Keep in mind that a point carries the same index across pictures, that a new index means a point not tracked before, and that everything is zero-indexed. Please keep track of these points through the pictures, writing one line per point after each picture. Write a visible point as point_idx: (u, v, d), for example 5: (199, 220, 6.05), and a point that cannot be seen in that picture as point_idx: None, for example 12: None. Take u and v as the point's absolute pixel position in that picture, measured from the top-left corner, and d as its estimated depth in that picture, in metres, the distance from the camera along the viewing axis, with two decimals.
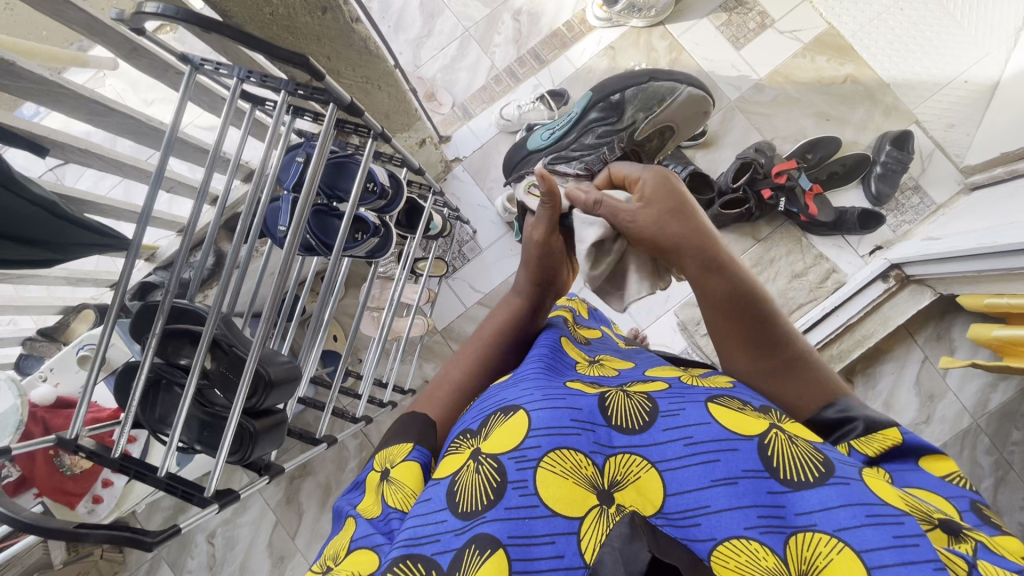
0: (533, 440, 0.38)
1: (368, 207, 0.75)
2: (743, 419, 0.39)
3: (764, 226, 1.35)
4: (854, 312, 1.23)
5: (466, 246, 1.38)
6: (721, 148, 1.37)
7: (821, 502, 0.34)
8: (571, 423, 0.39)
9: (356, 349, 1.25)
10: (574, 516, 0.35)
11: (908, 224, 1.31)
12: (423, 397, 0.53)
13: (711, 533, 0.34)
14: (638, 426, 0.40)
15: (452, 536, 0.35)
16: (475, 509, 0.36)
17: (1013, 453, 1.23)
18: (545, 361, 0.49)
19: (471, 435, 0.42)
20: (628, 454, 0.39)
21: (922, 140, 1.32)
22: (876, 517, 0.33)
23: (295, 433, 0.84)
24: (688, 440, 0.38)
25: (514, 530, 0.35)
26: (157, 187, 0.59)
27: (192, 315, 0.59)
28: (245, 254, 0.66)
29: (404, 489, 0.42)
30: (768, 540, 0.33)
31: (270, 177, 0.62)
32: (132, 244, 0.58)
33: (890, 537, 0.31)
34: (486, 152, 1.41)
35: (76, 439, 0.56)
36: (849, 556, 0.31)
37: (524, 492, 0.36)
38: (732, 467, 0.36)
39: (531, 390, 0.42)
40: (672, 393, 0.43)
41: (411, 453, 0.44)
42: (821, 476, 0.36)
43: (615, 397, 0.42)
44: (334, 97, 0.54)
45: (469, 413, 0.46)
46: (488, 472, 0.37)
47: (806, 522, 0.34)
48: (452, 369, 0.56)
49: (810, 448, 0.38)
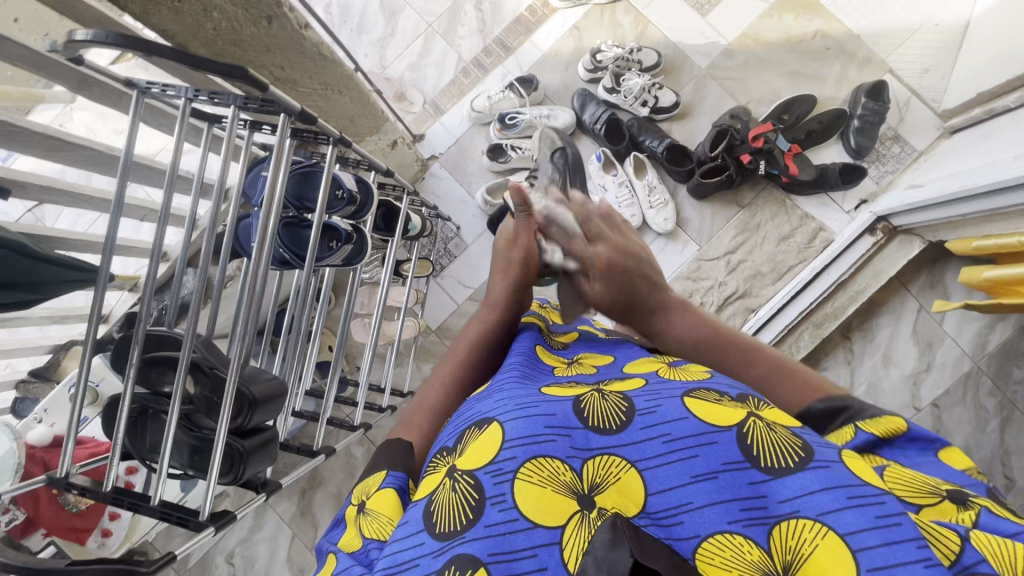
0: (508, 451, 0.38)
1: (339, 215, 0.74)
2: (720, 409, 0.39)
3: (746, 191, 1.34)
4: (846, 267, 1.23)
5: (451, 243, 1.37)
6: (697, 117, 1.35)
7: (802, 488, 0.34)
8: (546, 430, 0.38)
9: (352, 357, 1.25)
10: (554, 526, 0.35)
11: (891, 174, 1.30)
12: (402, 423, 0.53)
13: (695, 531, 0.34)
14: (615, 425, 0.40)
15: (430, 558, 0.35)
16: (454, 529, 0.36)
17: (1016, 392, 1.23)
18: (519, 370, 0.49)
19: (448, 454, 0.41)
20: (606, 454, 0.38)
21: (897, 88, 1.30)
22: (857, 499, 0.33)
23: (293, 448, 0.83)
24: (666, 437, 0.38)
25: (495, 547, 0.34)
26: (118, 215, 0.58)
27: (170, 342, 0.58)
28: (222, 276, 0.65)
29: (380, 518, 0.41)
30: (752, 533, 0.33)
31: (234, 191, 0.60)
32: (100, 274, 0.58)
33: (872, 519, 0.31)
34: (462, 146, 1.40)
35: (66, 477, 0.56)
36: (834, 541, 0.31)
37: (503, 506, 0.36)
38: (710, 461, 0.36)
39: (505, 401, 0.42)
40: (648, 391, 0.43)
41: (385, 480, 0.44)
42: (800, 461, 0.35)
43: (590, 399, 0.42)
44: (283, 106, 0.53)
45: (445, 431, 0.46)
46: (465, 489, 0.37)
47: (789, 510, 0.34)
48: (426, 397, 0.56)
49: (787, 434, 0.37)
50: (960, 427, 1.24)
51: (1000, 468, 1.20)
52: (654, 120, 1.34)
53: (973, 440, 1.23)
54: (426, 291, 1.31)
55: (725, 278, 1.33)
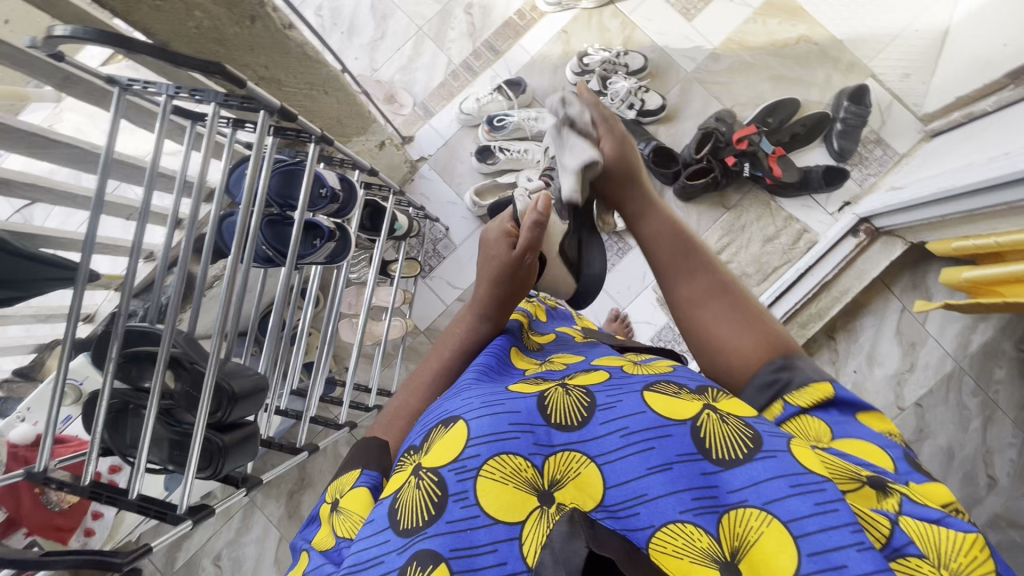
0: (472, 449, 0.38)
1: (322, 213, 0.75)
2: (676, 403, 0.41)
3: (732, 193, 1.35)
4: (829, 269, 1.24)
5: (440, 244, 1.38)
6: (683, 120, 1.37)
7: (749, 478, 0.35)
8: (509, 426, 0.39)
9: (340, 357, 1.25)
10: (514, 521, 0.36)
11: (874, 176, 1.31)
12: (381, 422, 0.55)
13: (650, 520, 0.35)
14: (576, 421, 0.41)
15: (395, 555, 0.36)
16: (417, 526, 0.37)
17: (998, 391, 1.24)
18: (488, 369, 0.50)
19: (416, 452, 0.42)
20: (568, 451, 0.39)
21: (880, 92, 1.32)
22: (800, 486, 0.34)
23: (276, 446, 0.83)
24: (624, 431, 0.39)
25: (456, 543, 0.35)
26: (99, 211, 0.58)
27: (149, 336, 0.59)
28: (204, 274, 0.65)
29: (349, 518, 0.42)
30: (702, 522, 0.34)
31: (218, 188, 0.61)
32: (81, 270, 0.58)
33: (813, 505, 0.33)
34: (452, 148, 1.41)
35: (44, 471, 0.56)
36: (778, 528, 0.33)
37: (466, 504, 0.37)
38: (666, 453, 0.37)
39: (471, 399, 0.43)
40: (610, 386, 0.44)
41: (359, 479, 0.45)
42: (750, 452, 0.37)
43: (553, 395, 0.43)
44: (263, 103, 0.53)
45: (415, 429, 0.46)
46: (429, 486, 0.38)
47: (738, 499, 0.35)
48: (407, 397, 0.58)
49: (740, 425, 0.39)
50: (943, 426, 1.25)
51: (982, 467, 1.22)
52: (641, 123, 1.36)
53: (956, 439, 1.24)
54: (414, 292, 1.32)
55: None
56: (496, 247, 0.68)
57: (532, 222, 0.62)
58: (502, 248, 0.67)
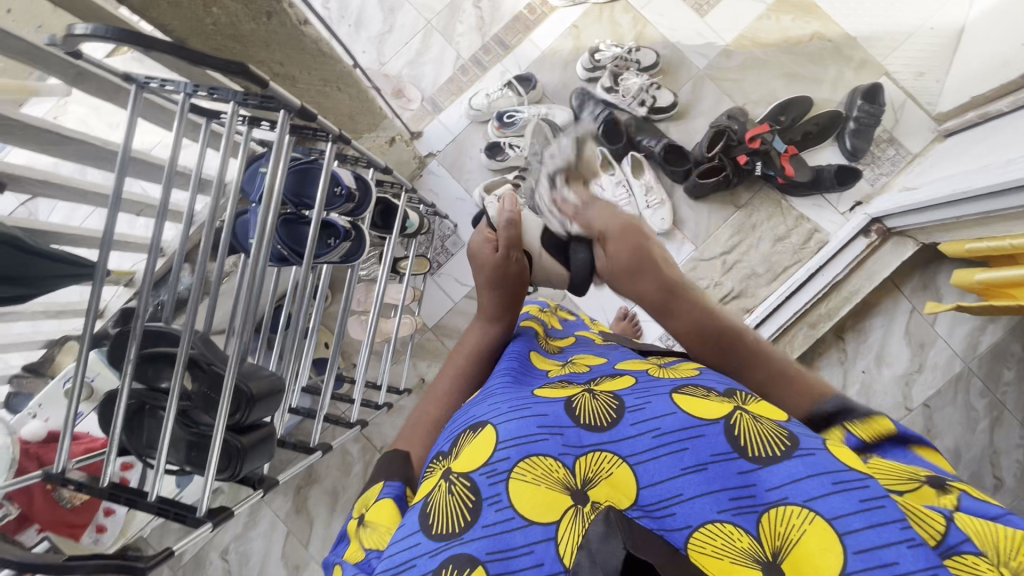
0: (502, 453, 0.38)
1: (337, 212, 0.74)
2: (707, 404, 0.41)
3: (743, 191, 1.34)
4: (840, 269, 1.24)
5: (448, 240, 1.37)
6: (694, 118, 1.36)
7: (788, 476, 0.35)
8: (538, 429, 0.39)
9: (349, 354, 1.25)
10: (550, 522, 0.35)
11: (886, 176, 1.30)
12: (405, 434, 0.55)
13: (687, 521, 0.35)
14: (606, 422, 0.41)
15: (428, 558, 0.35)
16: (451, 531, 0.36)
17: (1006, 392, 1.25)
18: (512, 373, 0.50)
19: (444, 456, 0.42)
20: (598, 451, 0.39)
21: (893, 91, 1.31)
22: (842, 484, 0.33)
23: (289, 445, 0.83)
24: (655, 432, 0.39)
25: (492, 546, 0.35)
26: (116, 209, 0.57)
27: (167, 337, 0.59)
28: (218, 272, 0.64)
29: (379, 529, 0.42)
30: (741, 522, 0.34)
31: (233, 187, 0.60)
32: (98, 268, 0.58)
33: (857, 502, 0.32)
34: (460, 144, 1.40)
35: (63, 473, 0.56)
36: (821, 526, 0.32)
37: (500, 506, 0.36)
38: (700, 453, 0.37)
39: (499, 403, 0.43)
40: (637, 389, 0.44)
41: (382, 491, 0.45)
42: (787, 450, 0.36)
43: (582, 399, 0.43)
44: (283, 103, 0.53)
45: (441, 435, 0.46)
46: (461, 491, 0.38)
47: (777, 497, 0.34)
48: (427, 407, 0.57)
49: (775, 426, 0.39)
50: (951, 427, 1.25)
51: (989, 468, 1.22)
52: (652, 120, 1.35)
53: (963, 440, 1.24)
54: (422, 289, 1.31)
55: (721, 278, 1.34)
56: (480, 254, 0.70)
57: (508, 219, 0.66)
58: (489, 253, 0.68)
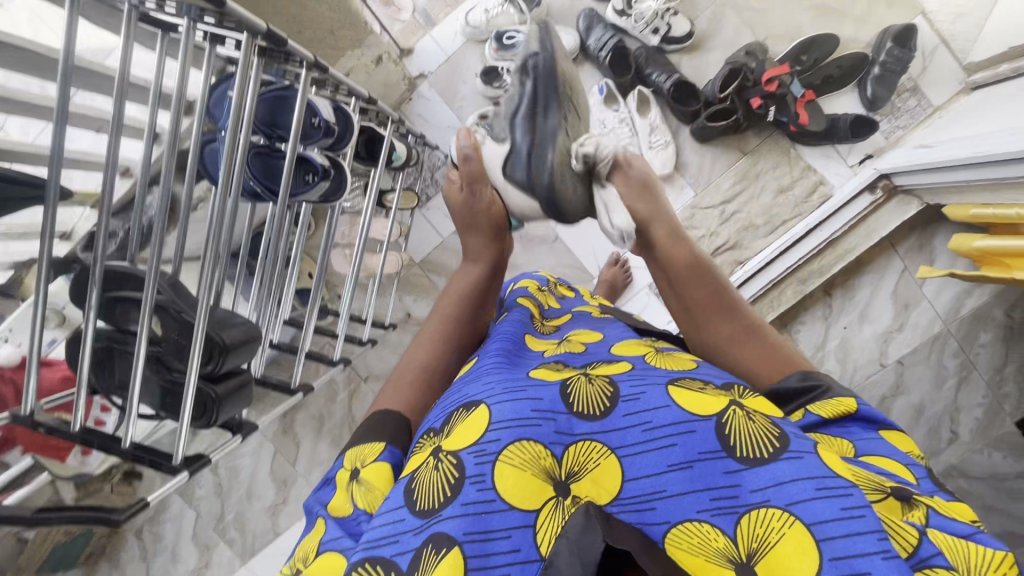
0: (492, 434, 0.38)
1: (315, 146, 0.68)
2: (702, 398, 0.40)
3: (752, 136, 1.27)
4: (838, 227, 1.22)
5: (438, 172, 1.30)
6: (710, 50, 1.25)
7: (773, 477, 0.34)
8: (532, 414, 0.39)
9: (333, 285, 1.23)
10: (531, 509, 0.35)
11: (903, 129, 1.23)
12: (388, 385, 0.55)
13: (666, 516, 0.35)
14: (599, 412, 0.40)
15: (411, 536, 0.35)
16: (433, 507, 0.36)
17: (978, 353, 1.28)
18: (505, 352, 0.49)
19: (434, 434, 0.42)
20: (589, 441, 0.39)
21: (926, 34, 1.21)
22: (826, 490, 0.33)
23: (271, 384, 0.82)
24: (646, 425, 0.38)
25: (471, 527, 0.34)
26: (61, 126, 0.51)
27: (132, 281, 0.55)
28: (188, 197, 0.60)
29: (371, 489, 0.42)
30: (719, 522, 0.34)
31: (196, 105, 0.55)
32: (49, 190, 0.53)
33: (839, 510, 0.32)
34: (454, 66, 1.28)
35: (30, 415, 0.55)
36: (800, 530, 0.32)
37: (482, 487, 0.36)
38: (687, 450, 0.37)
39: (493, 384, 0.43)
40: (633, 376, 0.43)
41: (381, 453, 0.44)
42: (776, 451, 0.36)
43: (576, 384, 0.43)
44: (249, 26, 0.48)
45: (434, 411, 0.46)
46: (447, 468, 0.37)
47: (760, 499, 0.34)
48: (415, 353, 0.58)
49: (766, 423, 0.38)
50: (920, 384, 1.29)
51: (947, 423, 1.28)
52: (664, 50, 1.24)
53: (929, 396, 1.29)
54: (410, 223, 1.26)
55: (717, 228, 1.29)
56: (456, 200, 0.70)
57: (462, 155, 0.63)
58: (456, 192, 0.68)
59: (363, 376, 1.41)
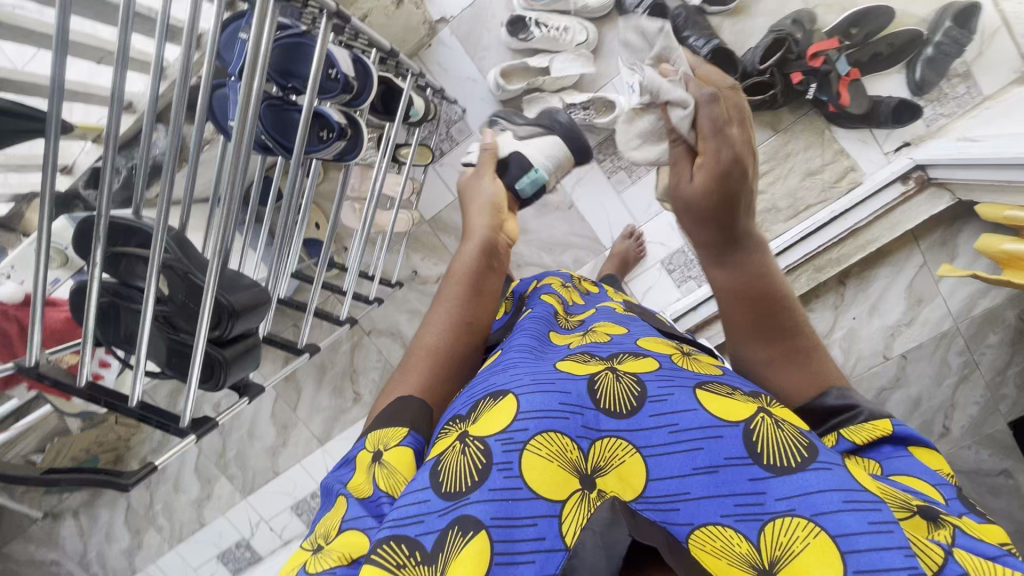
0: (520, 423, 0.37)
1: (331, 100, 0.64)
2: (732, 404, 0.39)
3: (786, 114, 1.21)
4: (866, 214, 1.17)
5: (455, 126, 1.24)
6: (754, 16, 1.17)
7: (799, 487, 0.34)
8: (560, 406, 0.38)
9: (341, 238, 1.20)
10: (556, 498, 0.35)
11: (946, 117, 1.17)
12: (402, 366, 0.53)
13: (690, 518, 0.35)
14: (625, 409, 0.39)
15: (435, 516, 0.35)
16: (459, 489, 0.36)
17: (984, 353, 1.27)
18: (529, 344, 0.48)
19: (461, 420, 0.41)
20: (614, 438, 0.38)
21: (989, 14, 1.12)
22: (853, 503, 0.33)
23: (277, 342, 0.81)
24: (672, 428, 0.38)
25: (497, 511, 0.34)
26: (62, 52, 0.47)
27: (139, 234, 0.53)
28: (197, 141, 0.56)
29: (394, 472, 0.42)
30: (743, 528, 0.34)
31: (209, 44, 0.50)
32: (50, 119, 0.49)
33: (866, 524, 0.31)
34: (479, 12, 1.20)
35: (36, 366, 0.53)
36: (824, 541, 0.32)
37: (509, 473, 0.35)
38: (713, 455, 0.36)
39: (518, 373, 0.42)
40: (661, 374, 0.42)
41: (405, 439, 0.44)
42: (804, 461, 0.35)
43: (604, 377, 0.41)
44: None
45: (458, 398, 0.45)
46: (473, 453, 0.37)
47: (785, 507, 0.34)
48: (426, 332, 0.54)
49: (795, 432, 0.37)
50: (920, 379, 1.29)
51: (941, 418, 1.28)
52: (705, 12, 1.16)
53: (927, 391, 1.29)
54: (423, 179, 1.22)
55: None
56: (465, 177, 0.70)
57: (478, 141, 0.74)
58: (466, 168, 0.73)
59: (366, 330, 1.37)
